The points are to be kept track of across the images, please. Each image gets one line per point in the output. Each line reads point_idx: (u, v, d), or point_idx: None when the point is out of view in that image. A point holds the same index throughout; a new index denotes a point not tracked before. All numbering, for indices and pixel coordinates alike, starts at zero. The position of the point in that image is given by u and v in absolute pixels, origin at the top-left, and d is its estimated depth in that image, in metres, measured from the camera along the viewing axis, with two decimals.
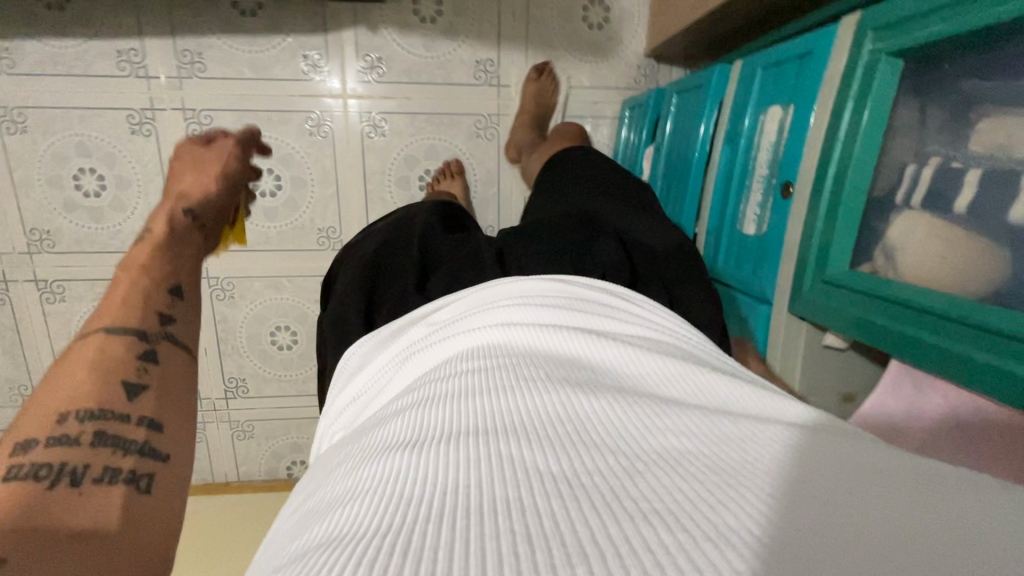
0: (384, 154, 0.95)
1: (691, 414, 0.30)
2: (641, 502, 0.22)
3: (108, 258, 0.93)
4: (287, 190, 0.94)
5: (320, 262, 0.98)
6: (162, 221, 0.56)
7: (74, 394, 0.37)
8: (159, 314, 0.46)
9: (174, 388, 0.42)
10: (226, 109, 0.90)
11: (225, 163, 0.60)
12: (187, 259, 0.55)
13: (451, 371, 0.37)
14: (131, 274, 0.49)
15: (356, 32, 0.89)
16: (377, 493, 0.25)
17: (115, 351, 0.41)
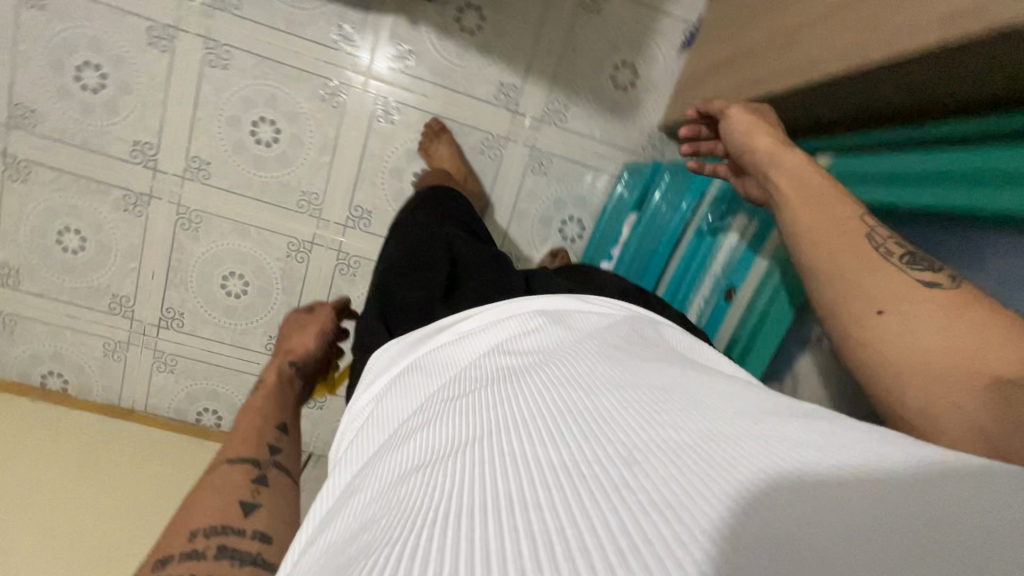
0: (388, 140, 0.96)
1: (692, 404, 0.31)
2: (642, 489, 0.24)
3: (85, 155, 0.92)
4: (284, 146, 0.94)
5: (294, 223, 0.98)
6: (273, 372, 0.75)
7: (206, 514, 0.51)
8: (269, 445, 0.62)
9: (279, 506, 0.55)
10: (249, 51, 0.90)
11: (323, 325, 0.82)
12: (288, 401, 0.72)
13: (464, 379, 0.38)
14: (254, 410, 0.68)
15: (396, 20, 0.91)
16: (398, 502, 0.27)
17: (236, 475, 0.56)
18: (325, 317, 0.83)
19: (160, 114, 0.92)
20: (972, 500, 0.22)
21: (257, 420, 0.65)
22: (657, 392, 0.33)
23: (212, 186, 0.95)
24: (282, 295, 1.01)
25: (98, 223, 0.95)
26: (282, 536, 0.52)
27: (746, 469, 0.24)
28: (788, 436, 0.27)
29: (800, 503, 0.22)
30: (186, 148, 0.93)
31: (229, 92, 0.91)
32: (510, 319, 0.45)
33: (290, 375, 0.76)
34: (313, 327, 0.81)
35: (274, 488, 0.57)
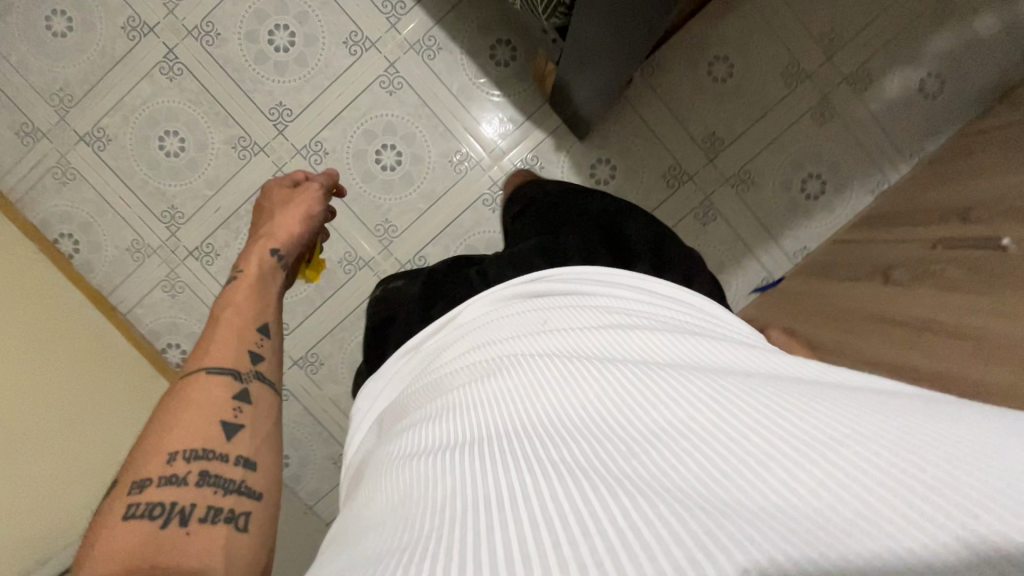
0: (480, 221, 1.03)
1: (679, 384, 0.35)
2: (643, 476, 0.28)
3: (233, 90, 0.99)
4: (395, 175, 1.01)
5: (361, 239, 1.03)
6: (254, 261, 0.69)
7: (185, 436, 0.49)
8: (249, 353, 0.59)
9: (261, 430, 0.53)
10: (417, 91, 1.00)
11: (312, 209, 0.77)
12: (270, 293, 0.68)
13: (471, 383, 0.42)
14: (230, 313, 0.62)
15: (544, 138, 1.02)
16: (419, 508, 0.31)
17: (217, 390, 0.54)
18: (309, 198, 0.78)
19: (314, 95, 1.00)
20: (957, 447, 0.26)
21: (234, 320, 0.62)
22: (655, 377, 0.36)
23: (316, 171, 1.01)
24: (311, 289, 1.04)
25: (204, 145, 1.00)
26: (269, 467, 0.52)
27: (735, 456, 0.28)
28: (770, 409, 0.30)
29: (795, 475, 0.26)
30: (316, 132, 1.00)
31: (378, 113, 1.00)
32: (529, 312, 0.49)
33: (274, 264, 0.71)
34: (299, 214, 0.75)
35: (258, 400, 0.56)
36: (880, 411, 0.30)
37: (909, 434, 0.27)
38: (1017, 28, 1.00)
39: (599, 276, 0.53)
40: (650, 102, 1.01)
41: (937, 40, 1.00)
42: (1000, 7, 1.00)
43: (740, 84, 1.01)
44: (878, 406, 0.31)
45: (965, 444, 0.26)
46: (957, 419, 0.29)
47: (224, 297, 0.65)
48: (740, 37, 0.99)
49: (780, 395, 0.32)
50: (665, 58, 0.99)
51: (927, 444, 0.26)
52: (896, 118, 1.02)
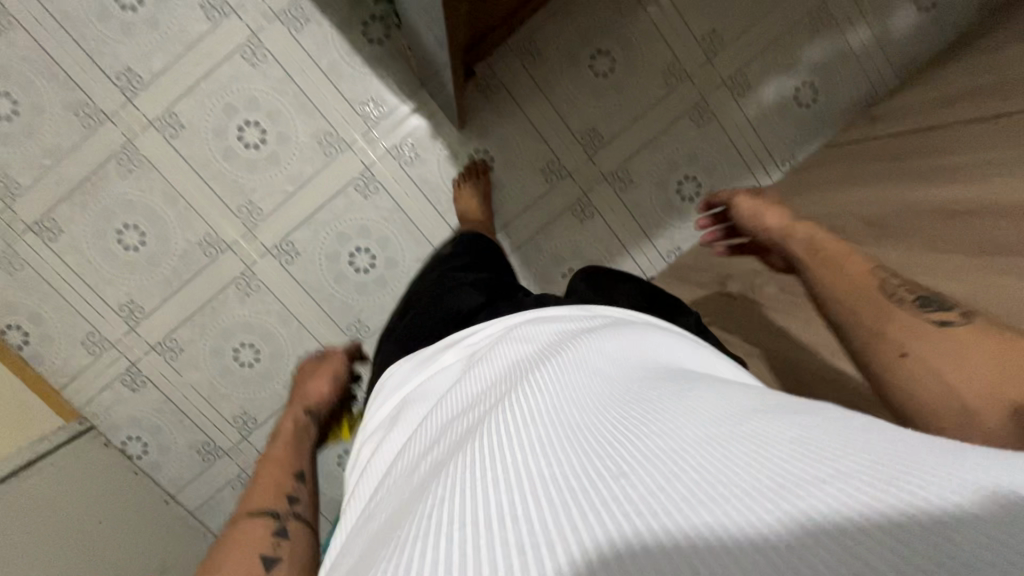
0: (350, 208, 0.99)
1: (696, 412, 0.33)
2: (628, 498, 0.26)
3: (72, 49, 0.89)
4: (260, 155, 0.96)
5: (222, 221, 0.97)
6: (289, 421, 0.76)
7: (228, 569, 0.50)
8: (287, 497, 0.61)
9: (297, 556, 0.53)
10: (282, 66, 0.93)
11: (337, 368, 0.86)
12: (305, 449, 0.72)
13: (472, 410, 0.41)
14: (273, 468, 0.66)
15: (420, 125, 0.98)
16: (402, 524, 0.30)
17: (258, 529, 0.55)
18: (336, 360, 0.87)
19: (167, 63, 0.92)
20: (944, 471, 0.23)
21: (273, 472, 0.65)
22: (659, 404, 0.34)
23: (170, 145, 0.94)
24: (169, 271, 0.98)
25: (40, 108, 0.91)
26: None
27: (727, 474, 0.26)
28: (778, 436, 0.29)
29: (779, 492, 0.24)
30: (169, 103, 0.93)
31: (241, 86, 0.93)
32: (542, 346, 0.48)
33: (306, 424, 0.77)
34: (326, 374, 0.84)
35: (295, 538, 0.56)
36: (890, 437, 0.28)
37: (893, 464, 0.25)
38: (885, 42, 1.03)
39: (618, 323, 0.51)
40: (531, 93, 0.98)
41: (813, 49, 1.02)
42: (874, 21, 1.02)
43: (621, 81, 1.00)
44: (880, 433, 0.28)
45: (934, 464, 0.24)
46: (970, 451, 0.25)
47: (265, 458, 0.69)
48: (623, 34, 0.98)
49: (795, 424, 0.30)
50: (547, 48, 0.97)
51: (913, 468, 0.24)
52: (771, 125, 1.04)
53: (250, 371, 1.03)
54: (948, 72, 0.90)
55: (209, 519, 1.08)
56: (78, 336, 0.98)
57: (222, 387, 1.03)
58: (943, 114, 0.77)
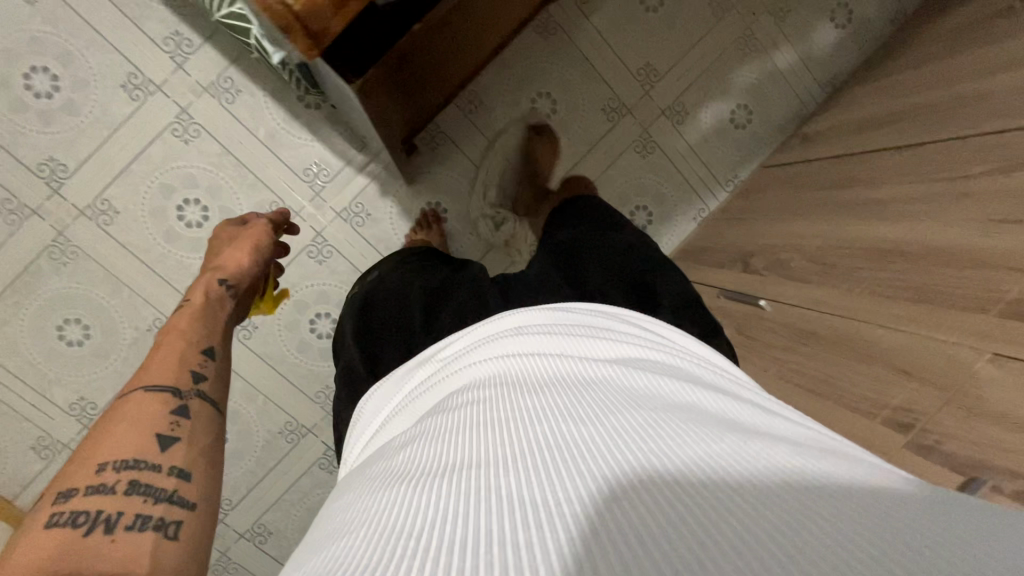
0: (304, 275, 0.96)
1: (696, 435, 0.33)
2: (630, 537, 0.26)
3: None
4: (203, 232, 0.93)
5: (170, 303, 0.94)
6: (200, 291, 0.65)
7: (113, 448, 0.44)
8: (192, 373, 0.54)
9: (200, 441, 0.49)
10: (217, 139, 0.90)
11: (259, 238, 0.71)
12: (221, 323, 0.63)
13: (463, 404, 0.40)
14: (177, 338, 0.57)
15: (368, 184, 0.96)
16: (390, 535, 0.29)
17: (155, 407, 0.49)
18: (257, 229, 0.73)
19: (93, 148, 0.87)
20: (964, 544, 0.24)
21: (178, 347, 0.56)
22: (664, 423, 0.34)
23: (106, 233, 0.90)
24: (120, 361, 0.94)
25: None
26: (205, 470, 0.47)
27: (732, 515, 0.27)
28: (777, 477, 0.29)
29: (771, 541, 0.25)
30: (99, 189, 0.89)
31: (175, 164, 0.90)
32: (537, 341, 0.46)
33: (221, 295, 0.65)
34: (247, 243, 0.70)
35: (197, 418, 0.50)
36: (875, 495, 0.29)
37: (880, 522, 0.26)
38: (810, 60, 1.08)
39: (617, 324, 0.51)
40: (475, 141, 0.98)
41: (744, 72, 1.06)
42: (797, 41, 1.07)
43: (565, 121, 1.01)
44: (872, 493, 0.29)
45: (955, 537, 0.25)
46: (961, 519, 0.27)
47: (169, 327, 0.60)
48: (561, 75, 0.99)
49: (796, 466, 0.31)
50: (486, 95, 0.97)
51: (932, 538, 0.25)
52: (712, 148, 1.07)
53: None
54: (868, 92, 0.95)
55: None
56: (27, 442, 0.93)
57: None
58: (868, 139, 0.82)
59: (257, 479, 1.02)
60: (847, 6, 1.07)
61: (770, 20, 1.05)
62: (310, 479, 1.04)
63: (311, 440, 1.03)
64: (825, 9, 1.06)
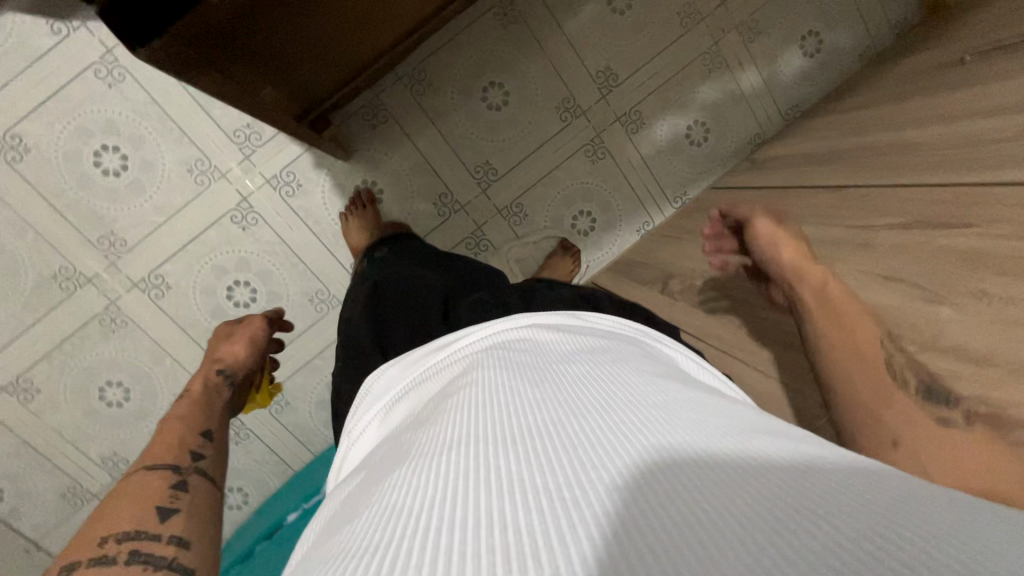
0: (226, 241, 0.93)
1: (706, 427, 0.30)
2: (644, 508, 0.23)
3: None
4: (121, 182, 0.88)
5: (78, 252, 0.89)
6: (198, 384, 0.69)
7: (112, 521, 0.44)
8: (190, 454, 0.55)
9: (201, 514, 0.49)
10: (143, 87, 0.86)
11: (257, 331, 0.77)
12: (217, 411, 0.66)
13: (460, 391, 0.37)
14: (175, 425, 0.60)
15: (301, 154, 0.92)
16: (386, 522, 0.26)
17: (156, 485, 0.50)
18: (255, 323, 0.78)
19: (4, 79, 0.82)
20: (902, 525, 0.21)
21: (176, 431, 0.59)
22: (676, 410, 0.32)
23: (14, 171, 0.85)
24: (19, 305, 0.89)
25: None
26: (207, 542, 0.46)
27: (740, 500, 0.23)
28: (790, 463, 0.26)
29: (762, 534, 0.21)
30: (11, 123, 0.84)
31: (96, 106, 0.85)
32: (538, 336, 0.44)
33: (218, 385, 0.70)
34: (245, 336, 0.76)
35: (196, 495, 0.51)
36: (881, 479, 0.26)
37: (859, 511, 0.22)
38: (774, 85, 1.06)
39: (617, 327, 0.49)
40: (420, 122, 0.95)
41: (705, 89, 1.04)
42: (761, 65, 1.05)
43: (516, 114, 0.98)
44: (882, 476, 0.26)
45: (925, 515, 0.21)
46: (973, 507, 0.23)
47: (167, 414, 0.63)
48: (517, 66, 0.96)
49: (816, 455, 0.28)
50: (437, 77, 0.94)
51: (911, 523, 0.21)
52: (666, 162, 1.06)
53: (119, 412, 0.97)
54: (820, 128, 0.94)
55: None
56: None
57: (87, 429, 0.96)
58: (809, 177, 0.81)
59: None
60: (818, 36, 1.05)
61: (738, 39, 1.03)
62: None
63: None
64: (794, 36, 1.05)
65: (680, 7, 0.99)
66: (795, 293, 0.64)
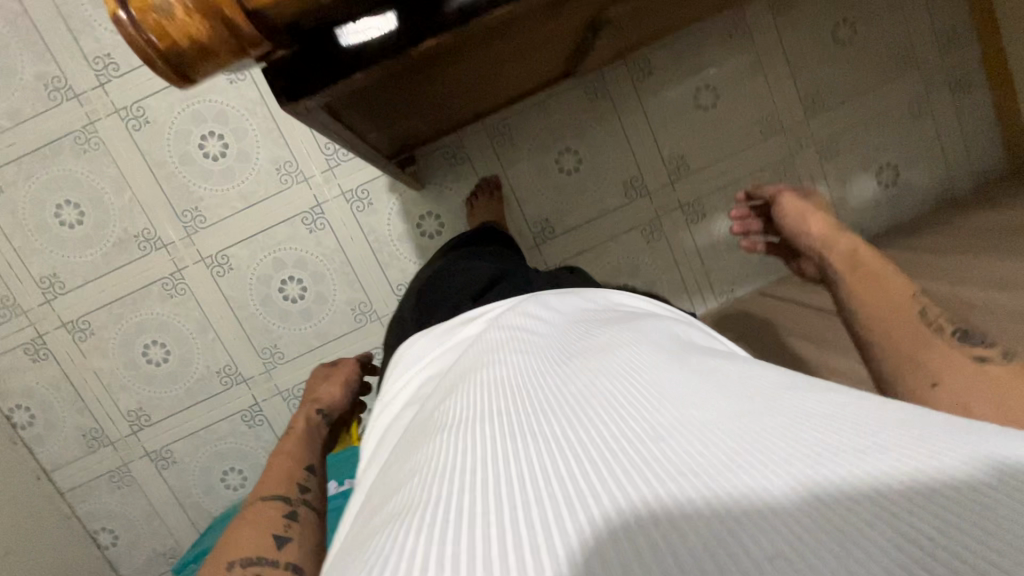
0: (292, 237, 1.00)
1: (710, 382, 0.34)
2: (651, 460, 0.27)
3: (56, 24, 0.90)
4: (216, 167, 0.97)
5: (162, 218, 0.98)
6: (301, 419, 0.74)
7: (239, 547, 0.50)
8: (299, 484, 0.61)
9: (309, 540, 0.54)
10: (258, 89, 0.95)
11: (349, 374, 0.83)
12: (318, 448, 0.71)
13: (488, 369, 0.42)
14: (285, 458, 0.66)
15: (379, 175, 0.98)
16: (430, 483, 0.30)
17: (271, 511, 0.56)
18: (349, 365, 0.85)
19: None
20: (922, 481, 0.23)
21: (286, 462, 0.65)
22: (677, 375, 0.36)
23: (130, 137, 0.95)
24: (99, 254, 0.98)
25: (11, 72, 0.92)
26: (314, 565, 0.51)
27: (743, 452, 0.26)
28: (786, 413, 0.29)
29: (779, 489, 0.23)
30: (139, 97, 0.94)
31: (213, 97, 0.95)
32: (556, 319, 0.49)
33: (318, 422, 0.75)
34: (340, 377, 0.83)
35: (304, 521, 0.56)
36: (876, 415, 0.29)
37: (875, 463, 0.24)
38: (843, 207, 1.07)
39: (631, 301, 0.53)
40: (493, 167, 1.01)
41: None
42: (833, 185, 1.06)
43: (585, 180, 1.03)
44: (877, 415, 0.29)
45: (952, 445, 0.24)
46: (958, 421, 0.28)
47: (277, 451, 0.67)
48: (595, 138, 1.01)
49: (812, 402, 0.31)
50: (518, 132, 1.00)
51: (947, 453, 0.24)
52: (719, 256, 1.07)
53: (155, 370, 1.03)
54: (885, 261, 0.93)
55: (78, 504, 1.06)
56: None
57: (123, 379, 1.02)
58: None
59: (181, 407, 1.05)
60: (896, 168, 1.06)
61: (814, 155, 1.05)
62: (230, 426, 1.06)
63: (243, 390, 1.05)
64: (871, 164, 1.06)
65: (761, 114, 1.03)
66: (824, 263, 0.68)
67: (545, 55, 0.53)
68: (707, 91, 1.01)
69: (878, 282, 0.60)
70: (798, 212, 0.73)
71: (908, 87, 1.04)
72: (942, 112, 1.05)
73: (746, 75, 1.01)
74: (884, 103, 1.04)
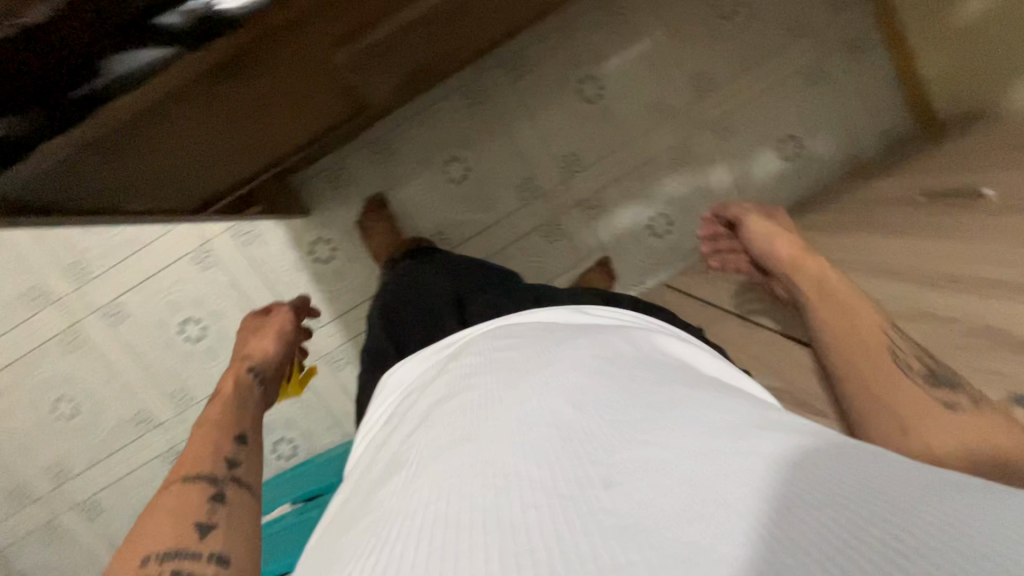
0: (182, 279, 0.98)
1: (704, 430, 0.32)
2: (659, 538, 0.25)
3: None
4: None
5: (47, 273, 0.96)
6: (230, 381, 0.68)
7: (152, 539, 0.43)
8: (225, 458, 0.54)
9: (241, 522, 0.47)
10: None
11: (284, 326, 0.78)
12: (248, 409, 0.64)
13: (470, 402, 0.39)
14: (204, 430, 0.58)
15: None
16: (416, 548, 0.29)
17: (193, 493, 0.49)
18: (284, 317, 0.80)
19: None
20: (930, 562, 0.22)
21: (210, 435, 0.57)
22: (676, 414, 0.33)
23: None
24: None
25: None
26: (246, 546, 0.45)
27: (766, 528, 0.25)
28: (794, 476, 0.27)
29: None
30: None
31: None
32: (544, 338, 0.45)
33: (251, 380, 0.69)
34: (273, 329, 0.77)
35: (232, 502, 0.49)
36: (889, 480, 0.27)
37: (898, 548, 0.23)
38: (746, 186, 1.04)
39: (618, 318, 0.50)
40: (379, 187, 0.98)
41: (671, 182, 1.03)
42: (734, 163, 1.03)
43: (475, 189, 1.00)
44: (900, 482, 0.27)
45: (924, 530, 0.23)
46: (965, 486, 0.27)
47: (204, 418, 0.60)
48: (481, 144, 0.98)
49: (826, 459, 0.29)
50: (399, 146, 0.97)
51: (948, 534, 0.22)
52: (622, 249, 1.05)
53: (68, 424, 1.02)
54: None
55: (14, 560, 1.07)
56: None
57: (38, 436, 1.02)
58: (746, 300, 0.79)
59: (101, 457, 1.05)
60: (797, 140, 1.03)
61: (711, 136, 1.02)
62: (153, 471, 1.06)
63: (158, 434, 1.05)
64: (772, 136, 1.02)
65: (652, 99, 0.99)
66: (796, 286, 0.68)
67: (322, 99, 0.57)
68: (591, 81, 0.98)
69: (842, 304, 0.60)
70: (768, 234, 0.73)
71: (802, 53, 0.99)
72: (839, 76, 1.01)
73: (630, 60, 0.97)
74: (778, 73, 1.00)
